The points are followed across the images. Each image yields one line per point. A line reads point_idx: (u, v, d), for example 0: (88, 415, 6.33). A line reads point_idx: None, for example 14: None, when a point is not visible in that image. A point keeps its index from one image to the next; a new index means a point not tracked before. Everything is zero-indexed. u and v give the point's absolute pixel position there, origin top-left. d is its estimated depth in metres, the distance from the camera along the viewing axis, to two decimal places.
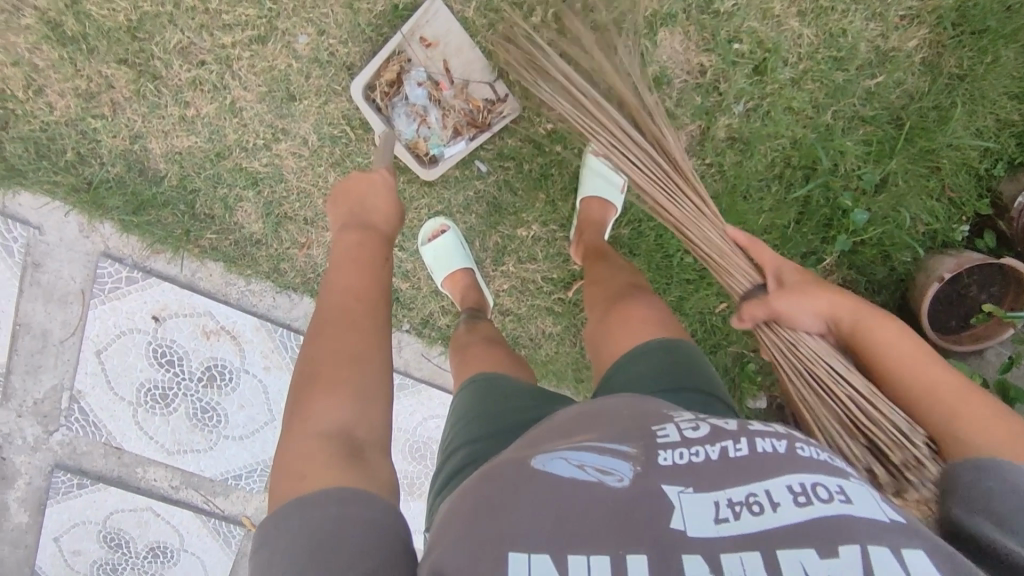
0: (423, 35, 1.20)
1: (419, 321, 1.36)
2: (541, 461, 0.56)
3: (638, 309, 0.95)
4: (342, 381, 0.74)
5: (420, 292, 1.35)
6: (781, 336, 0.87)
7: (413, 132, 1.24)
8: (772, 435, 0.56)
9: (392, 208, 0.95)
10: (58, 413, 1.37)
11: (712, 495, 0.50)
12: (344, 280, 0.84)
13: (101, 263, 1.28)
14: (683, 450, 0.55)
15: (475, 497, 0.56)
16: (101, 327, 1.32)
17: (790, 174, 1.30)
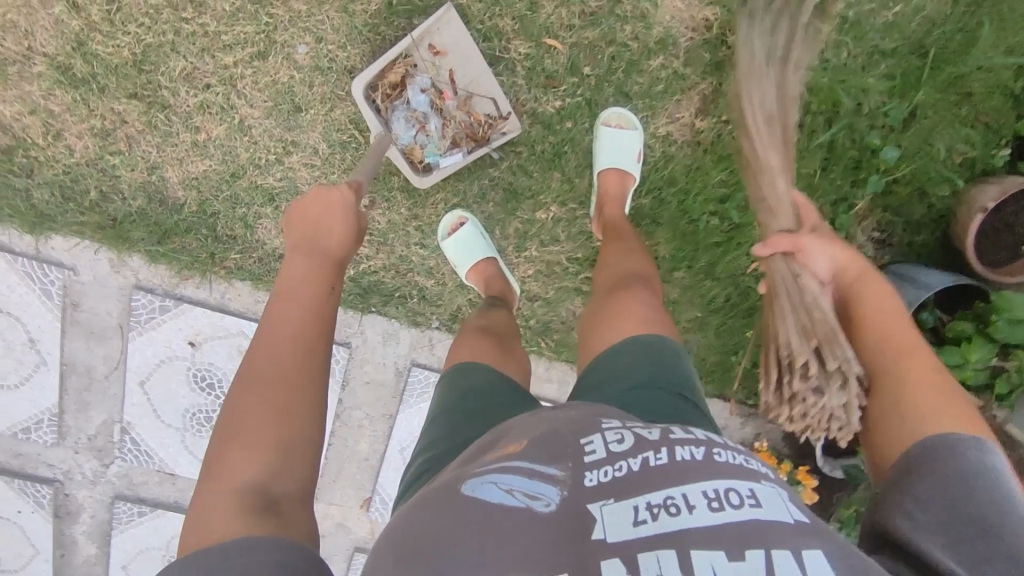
0: (433, 42, 1.19)
1: (448, 317, 1.36)
2: (471, 487, 0.59)
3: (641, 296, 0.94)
4: (264, 438, 0.70)
5: (446, 287, 1.35)
6: (792, 274, 1.01)
7: (409, 137, 1.21)
8: (692, 442, 0.59)
9: (346, 226, 0.89)
10: (112, 446, 1.43)
11: (632, 502, 0.52)
12: (280, 319, 0.78)
13: (135, 296, 1.31)
14: (608, 465, 0.57)
15: (415, 523, 0.60)
16: (141, 358, 1.35)
17: (812, 121, 1.25)
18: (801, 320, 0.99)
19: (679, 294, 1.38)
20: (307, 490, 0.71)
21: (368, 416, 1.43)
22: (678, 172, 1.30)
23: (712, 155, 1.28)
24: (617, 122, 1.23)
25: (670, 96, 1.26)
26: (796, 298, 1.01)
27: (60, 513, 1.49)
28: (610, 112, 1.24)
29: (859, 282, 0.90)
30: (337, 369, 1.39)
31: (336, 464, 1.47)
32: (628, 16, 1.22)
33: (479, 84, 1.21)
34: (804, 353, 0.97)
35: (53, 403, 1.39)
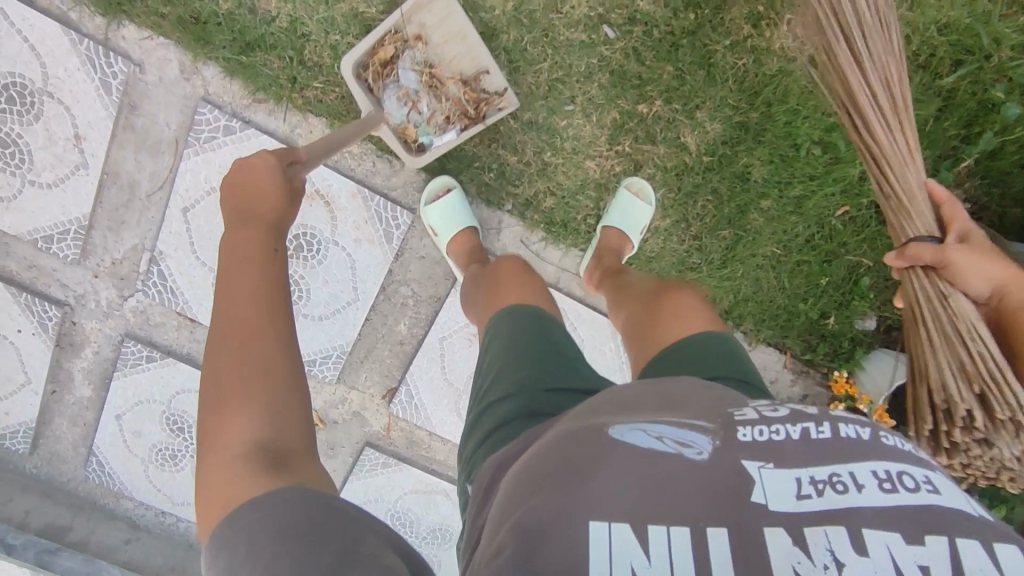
0: (423, 15, 1.16)
1: (522, 202, 1.29)
2: (617, 429, 0.56)
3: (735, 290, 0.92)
4: (235, 403, 0.66)
5: (527, 169, 1.27)
6: (935, 285, 0.93)
7: (399, 116, 1.18)
8: (857, 423, 0.55)
9: (281, 182, 0.80)
10: (136, 275, 1.35)
11: (793, 472, 0.49)
12: (229, 293, 0.72)
13: (200, 108, 1.21)
14: (762, 428, 0.54)
15: (549, 459, 0.55)
16: (192, 181, 1.26)
17: (937, 63, 1.21)
18: (962, 357, 0.90)
19: (762, 224, 1.31)
20: (308, 440, 0.68)
21: (414, 295, 1.36)
22: (793, 89, 1.21)
23: None
24: (637, 192, 1.26)
25: None
26: (949, 319, 0.92)
27: (61, 343, 1.40)
28: (632, 179, 1.27)
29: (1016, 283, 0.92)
30: (396, 236, 1.31)
31: (367, 342, 1.38)
32: None
33: (473, 64, 1.19)
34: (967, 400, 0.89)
35: (85, 215, 1.29)
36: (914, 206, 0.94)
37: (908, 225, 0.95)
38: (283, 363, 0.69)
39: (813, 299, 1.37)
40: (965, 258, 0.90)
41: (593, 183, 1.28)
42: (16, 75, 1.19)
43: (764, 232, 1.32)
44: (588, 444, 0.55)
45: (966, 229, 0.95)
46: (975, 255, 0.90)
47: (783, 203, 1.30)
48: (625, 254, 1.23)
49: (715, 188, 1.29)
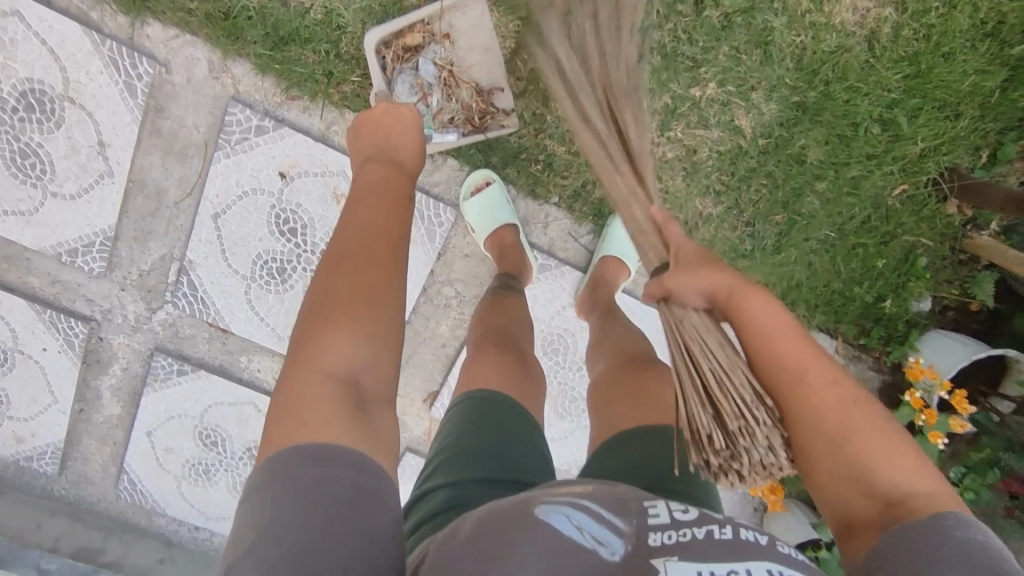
0: (455, 19, 1.12)
1: (569, 194, 1.24)
2: (541, 510, 0.54)
3: (763, 346, 0.69)
4: (340, 326, 0.69)
5: (576, 158, 1.21)
6: (672, 315, 0.75)
7: (408, 100, 1.13)
8: (754, 528, 0.53)
9: (416, 148, 0.90)
10: (164, 287, 1.28)
11: (696, 567, 0.48)
12: (367, 218, 0.77)
13: (231, 108, 1.17)
14: (672, 530, 0.52)
15: (471, 541, 0.54)
16: (222, 186, 1.21)
17: (1006, 32, 1.15)
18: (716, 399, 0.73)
19: (819, 207, 1.25)
20: (389, 389, 0.71)
21: (457, 296, 1.30)
22: (852, 65, 1.17)
23: (891, 52, 1.16)
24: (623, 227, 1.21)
25: None
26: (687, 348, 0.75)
27: (88, 360, 1.34)
28: None
29: (743, 298, 0.69)
30: (439, 234, 1.26)
31: (408, 347, 1.33)
32: None
33: (491, 75, 1.15)
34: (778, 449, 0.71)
35: (110, 225, 1.23)
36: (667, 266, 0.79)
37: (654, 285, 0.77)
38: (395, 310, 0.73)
39: (869, 282, 1.31)
40: (676, 281, 0.72)
41: None
42: (36, 81, 1.15)
43: (821, 216, 1.26)
44: (508, 529, 0.53)
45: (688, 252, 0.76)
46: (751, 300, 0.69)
47: (842, 182, 1.23)
48: (621, 283, 1.21)
49: (772, 171, 1.23)
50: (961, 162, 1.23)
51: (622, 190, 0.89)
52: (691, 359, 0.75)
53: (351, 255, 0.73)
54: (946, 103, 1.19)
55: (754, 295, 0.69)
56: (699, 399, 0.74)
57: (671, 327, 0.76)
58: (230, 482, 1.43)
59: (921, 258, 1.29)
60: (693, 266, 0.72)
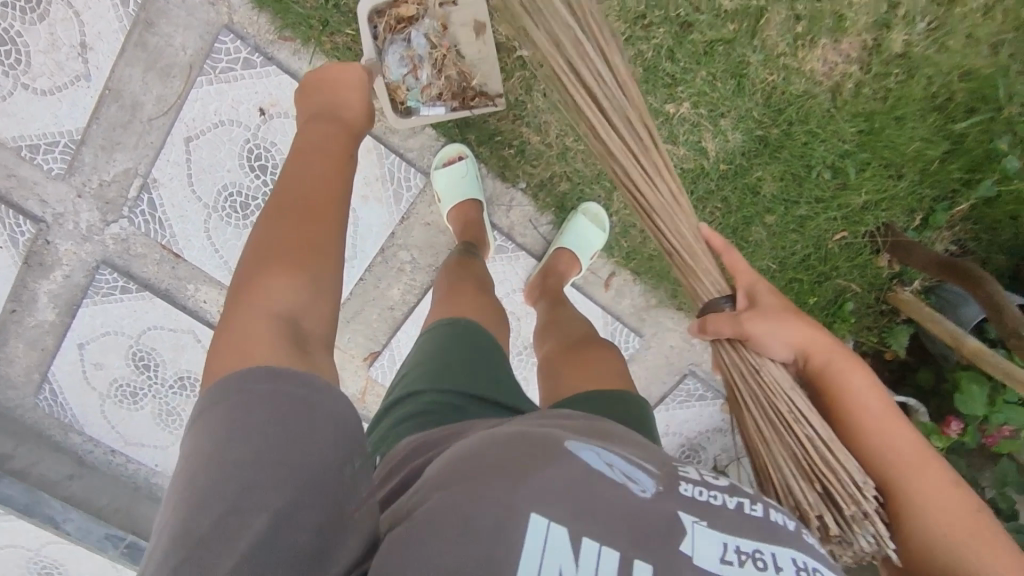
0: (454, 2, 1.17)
1: (536, 183, 1.29)
2: (574, 444, 0.58)
3: (871, 410, 0.76)
4: (281, 268, 0.72)
5: (548, 150, 1.26)
6: (744, 359, 0.82)
7: (395, 72, 1.17)
8: (786, 513, 0.59)
9: (364, 108, 0.93)
10: (123, 201, 1.28)
11: (723, 537, 0.52)
12: (309, 175, 0.81)
13: (222, 36, 1.19)
14: (703, 487, 0.58)
15: (497, 451, 0.57)
16: (201, 111, 1.23)
17: (954, 107, 1.25)
18: (791, 445, 0.79)
19: (763, 238, 1.33)
20: (328, 333, 0.74)
21: (412, 262, 1.33)
22: (814, 111, 1.25)
23: (851, 106, 1.25)
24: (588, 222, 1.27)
25: (828, 33, 1.23)
26: (764, 394, 0.81)
27: (30, 262, 1.32)
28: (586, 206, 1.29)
29: (843, 366, 0.78)
30: (405, 198, 1.30)
31: (356, 304, 1.36)
32: None
33: (482, 59, 1.19)
34: (813, 504, 0.75)
35: (78, 129, 1.23)
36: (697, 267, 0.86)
37: (702, 287, 0.86)
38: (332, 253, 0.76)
39: None
40: (762, 325, 0.79)
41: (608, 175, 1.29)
42: None
43: (765, 246, 1.34)
44: (525, 445, 0.57)
45: (765, 292, 0.83)
46: (777, 324, 0.79)
47: (788, 217, 1.32)
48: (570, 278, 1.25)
49: (727, 196, 1.31)
50: (897, 222, 1.34)
51: (662, 202, 0.87)
52: (771, 406, 0.80)
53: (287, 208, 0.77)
54: (892, 162, 1.28)
55: (847, 362, 0.78)
56: (797, 468, 0.78)
57: (744, 361, 0.82)
58: (156, 409, 1.43)
59: (847, 305, 1.39)
60: (778, 317, 0.79)
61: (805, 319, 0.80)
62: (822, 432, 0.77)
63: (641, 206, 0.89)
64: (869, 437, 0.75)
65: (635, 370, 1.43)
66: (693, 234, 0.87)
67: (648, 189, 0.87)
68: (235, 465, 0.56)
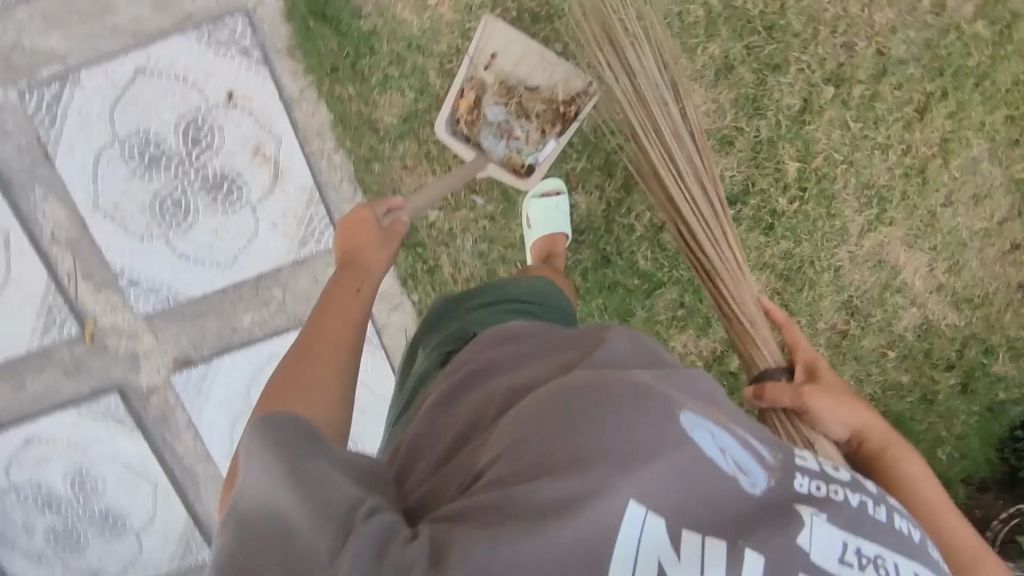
0: (492, 56, 1.21)
1: (427, 305, 1.35)
2: (688, 418, 0.58)
3: (902, 459, 0.81)
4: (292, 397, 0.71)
5: (453, 285, 1.34)
6: (795, 427, 0.87)
7: (503, 150, 1.24)
8: (907, 521, 0.60)
9: (383, 243, 0.90)
10: (27, 76, 1.19)
11: (843, 536, 0.55)
12: (328, 316, 0.81)
13: (235, 16, 1.19)
14: (820, 481, 0.60)
15: (614, 400, 0.57)
16: (169, 57, 1.20)
17: None
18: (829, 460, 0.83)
19: None
20: None
21: (280, 304, 1.30)
22: None
23: None
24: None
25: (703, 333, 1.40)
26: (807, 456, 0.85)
27: None
28: None
29: (895, 456, 0.82)
30: (308, 249, 1.28)
31: (203, 308, 1.31)
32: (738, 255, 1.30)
33: (553, 79, 1.22)
34: None
35: None
36: (760, 333, 0.96)
37: (759, 357, 0.95)
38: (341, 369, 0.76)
39: None
40: (818, 401, 0.85)
41: None
42: None
43: None
44: (644, 412, 0.57)
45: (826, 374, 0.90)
46: (830, 403, 0.85)
47: None
48: None
49: None
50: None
51: (724, 267, 1.01)
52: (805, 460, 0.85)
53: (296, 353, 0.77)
54: None
55: (900, 450, 0.82)
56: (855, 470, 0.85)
57: (799, 434, 0.87)
58: None
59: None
60: (827, 396, 0.85)
61: (861, 403, 0.86)
62: None
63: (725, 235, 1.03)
64: (904, 480, 0.79)
65: None
66: (756, 305, 0.99)
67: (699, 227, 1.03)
68: (262, 507, 0.53)
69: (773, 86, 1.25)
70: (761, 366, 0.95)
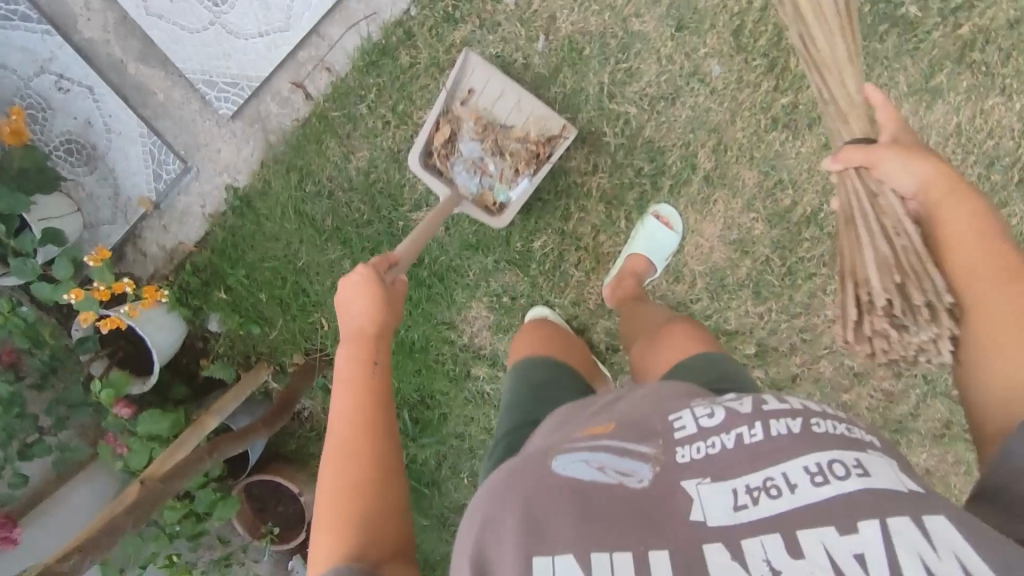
0: (470, 94, 1.18)
1: (410, 28, 1.21)
2: (560, 461, 0.55)
3: (954, 207, 0.72)
4: (339, 513, 0.60)
5: (440, 48, 1.21)
6: (862, 185, 0.79)
7: (475, 185, 1.18)
8: (786, 413, 0.56)
9: (378, 304, 0.76)
10: None
11: (729, 484, 0.52)
12: (340, 402, 0.68)
13: None
14: (696, 442, 0.56)
15: (504, 484, 0.54)
16: None
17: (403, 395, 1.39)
18: (889, 251, 0.76)
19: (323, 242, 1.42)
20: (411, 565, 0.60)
21: None
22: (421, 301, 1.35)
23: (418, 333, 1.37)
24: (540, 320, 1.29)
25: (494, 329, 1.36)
26: (873, 210, 0.78)
27: None
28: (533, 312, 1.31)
29: (952, 195, 0.72)
30: None
31: None
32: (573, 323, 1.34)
33: (524, 115, 1.19)
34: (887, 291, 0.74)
35: None
36: (847, 109, 0.82)
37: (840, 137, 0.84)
38: (385, 466, 0.64)
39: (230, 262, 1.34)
40: (893, 157, 0.75)
41: (407, 109, 1.24)
42: None
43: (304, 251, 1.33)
44: (529, 478, 0.53)
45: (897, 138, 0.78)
46: (907, 158, 0.74)
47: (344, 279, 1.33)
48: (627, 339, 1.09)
49: None
50: (330, 373, 1.41)
51: (830, 58, 0.84)
52: (869, 211, 0.78)
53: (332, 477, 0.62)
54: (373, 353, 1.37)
55: (954, 194, 0.72)
56: (885, 269, 0.76)
57: (863, 193, 0.79)
58: None
59: (251, 328, 1.36)
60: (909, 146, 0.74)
61: (926, 150, 0.75)
62: (913, 241, 0.74)
63: (815, 58, 0.87)
64: (958, 262, 0.70)
65: (184, 93, 1.26)
66: (854, 89, 0.82)
67: (821, 79, 0.86)
68: None
69: (738, 298, 1.29)
70: (842, 139, 0.83)
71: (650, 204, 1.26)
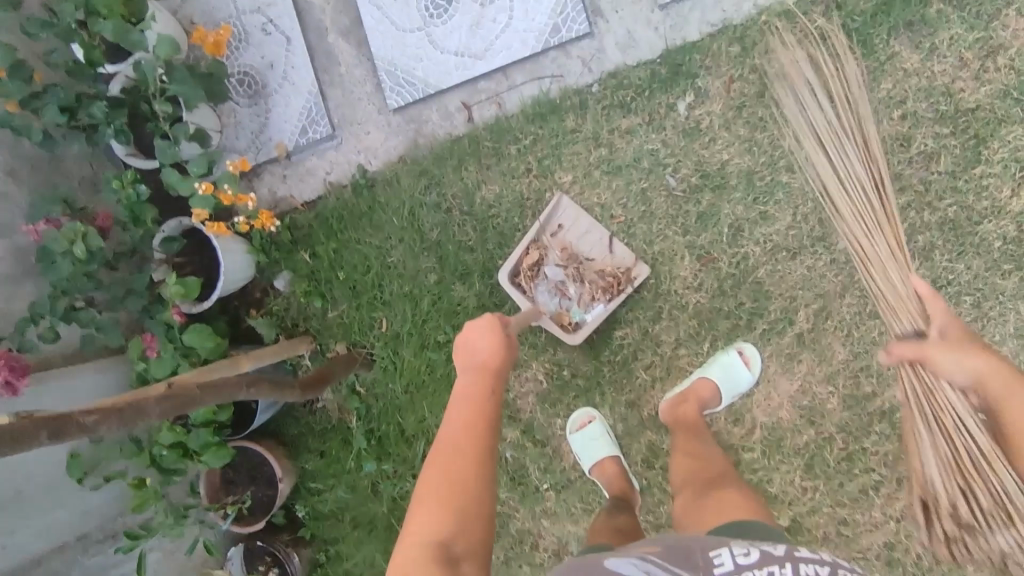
0: (559, 227, 1.30)
1: (587, 100, 1.29)
2: (613, 562, 0.63)
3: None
4: (438, 494, 0.71)
5: (605, 128, 1.29)
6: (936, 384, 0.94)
7: (553, 305, 1.28)
8: (816, 559, 0.60)
9: (501, 347, 0.85)
10: None
11: None
12: (454, 412, 0.78)
13: None
14: (734, 573, 0.60)
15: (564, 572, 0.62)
16: None
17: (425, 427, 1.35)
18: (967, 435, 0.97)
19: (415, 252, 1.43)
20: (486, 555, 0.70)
21: None
22: None
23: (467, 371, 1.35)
24: (585, 422, 1.29)
25: (541, 397, 1.35)
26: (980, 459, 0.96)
27: None
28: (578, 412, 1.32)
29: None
30: None
31: None
32: (619, 422, 1.33)
33: (607, 252, 1.28)
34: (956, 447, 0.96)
35: None
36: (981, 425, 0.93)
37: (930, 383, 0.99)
38: (483, 466, 0.74)
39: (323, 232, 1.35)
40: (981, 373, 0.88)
41: (552, 166, 1.31)
42: None
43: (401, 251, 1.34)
44: None
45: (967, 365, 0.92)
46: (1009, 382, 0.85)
47: (422, 291, 1.34)
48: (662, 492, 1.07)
49: None
50: (363, 375, 1.37)
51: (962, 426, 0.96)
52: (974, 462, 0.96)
53: (439, 461, 0.74)
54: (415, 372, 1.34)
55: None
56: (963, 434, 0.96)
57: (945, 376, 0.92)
58: None
59: (315, 301, 1.35)
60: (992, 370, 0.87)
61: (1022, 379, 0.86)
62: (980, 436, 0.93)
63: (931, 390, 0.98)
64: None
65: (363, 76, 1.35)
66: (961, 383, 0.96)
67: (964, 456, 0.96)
68: None
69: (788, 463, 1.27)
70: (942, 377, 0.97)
71: (736, 340, 1.28)
